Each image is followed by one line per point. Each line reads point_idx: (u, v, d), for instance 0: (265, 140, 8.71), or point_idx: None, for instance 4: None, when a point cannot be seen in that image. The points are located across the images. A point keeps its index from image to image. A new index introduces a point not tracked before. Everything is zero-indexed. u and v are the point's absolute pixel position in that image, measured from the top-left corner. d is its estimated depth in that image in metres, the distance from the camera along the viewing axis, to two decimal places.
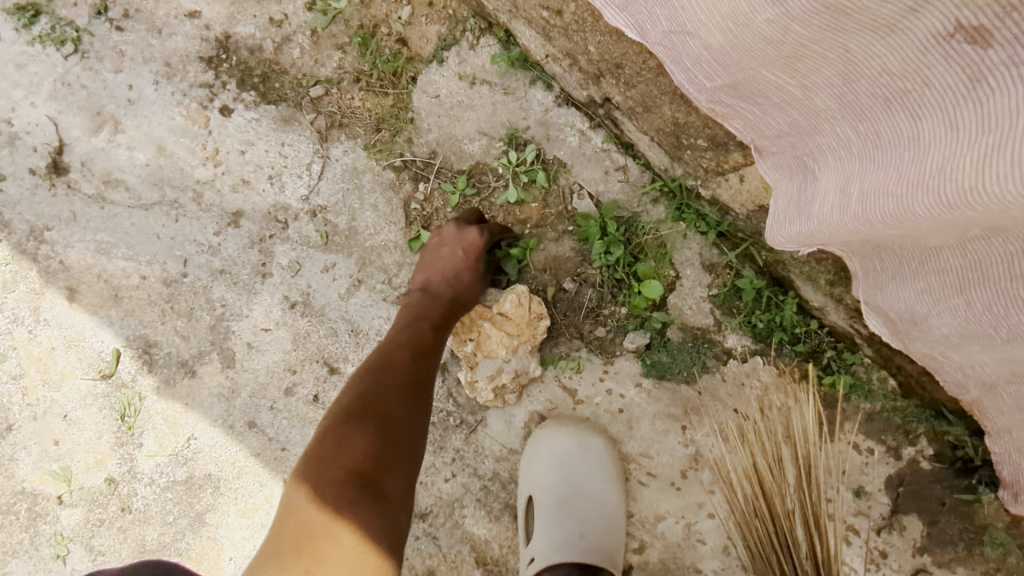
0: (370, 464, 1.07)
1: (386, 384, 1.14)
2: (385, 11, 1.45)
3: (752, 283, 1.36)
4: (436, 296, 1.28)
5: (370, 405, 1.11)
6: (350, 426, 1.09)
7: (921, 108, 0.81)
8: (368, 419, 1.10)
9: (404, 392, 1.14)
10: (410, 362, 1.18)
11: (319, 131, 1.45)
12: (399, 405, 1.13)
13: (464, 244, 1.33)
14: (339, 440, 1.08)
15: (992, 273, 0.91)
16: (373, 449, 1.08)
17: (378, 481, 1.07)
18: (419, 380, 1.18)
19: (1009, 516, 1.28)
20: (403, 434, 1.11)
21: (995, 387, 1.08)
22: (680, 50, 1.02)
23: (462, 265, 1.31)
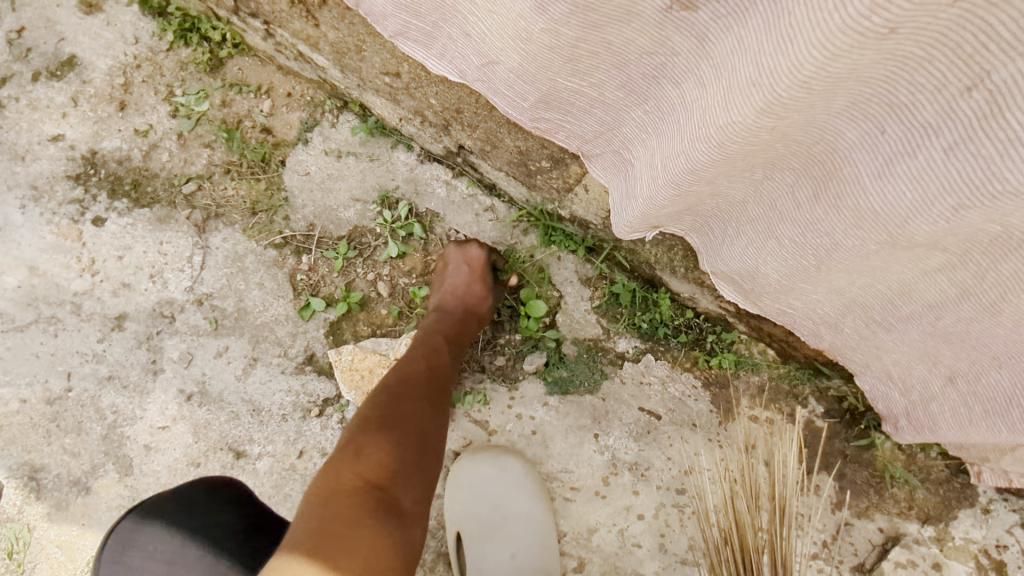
0: (393, 468, 1.03)
1: (404, 394, 1.14)
2: (247, 107, 1.54)
3: (626, 287, 1.47)
4: (453, 313, 1.37)
5: (393, 411, 1.11)
6: (371, 432, 1.06)
7: (678, 75, 0.87)
8: (393, 424, 1.08)
9: (426, 399, 1.16)
10: (432, 372, 1.22)
11: (196, 225, 1.49)
12: (424, 409, 1.14)
13: (468, 259, 1.41)
14: (359, 450, 1.04)
15: (784, 208, 0.97)
16: (395, 454, 1.05)
17: (399, 491, 1.02)
18: (438, 390, 1.20)
19: (904, 454, 1.45)
20: (426, 440, 1.10)
21: (839, 326, 1.18)
22: (493, 77, 1.07)
23: (470, 279, 1.40)
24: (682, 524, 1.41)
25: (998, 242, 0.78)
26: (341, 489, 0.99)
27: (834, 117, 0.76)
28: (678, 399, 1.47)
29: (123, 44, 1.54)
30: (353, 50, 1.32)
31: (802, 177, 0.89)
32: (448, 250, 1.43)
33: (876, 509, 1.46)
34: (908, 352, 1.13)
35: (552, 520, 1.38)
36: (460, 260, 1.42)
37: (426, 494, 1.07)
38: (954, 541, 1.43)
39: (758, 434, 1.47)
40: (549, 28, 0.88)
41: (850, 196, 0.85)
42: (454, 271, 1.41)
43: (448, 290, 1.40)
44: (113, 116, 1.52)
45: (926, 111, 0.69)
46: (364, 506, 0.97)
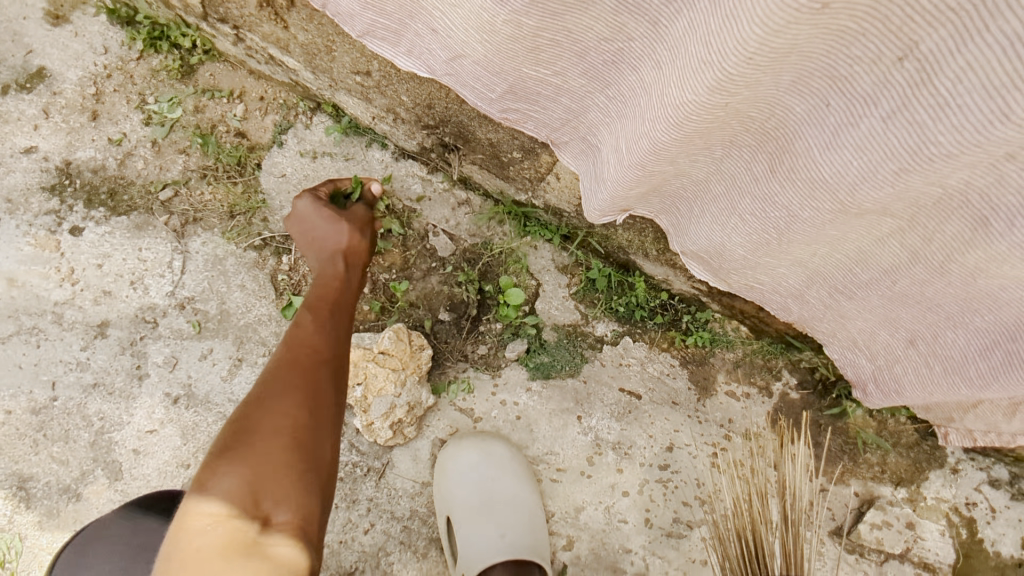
0: (255, 478, 0.88)
1: (261, 407, 0.95)
2: (220, 112, 1.56)
3: (602, 272, 1.52)
4: (327, 286, 1.18)
5: (249, 420, 0.94)
6: (221, 456, 0.90)
7: (636, 59, 0.92)
8: (247, 436, 0.92)
9: (289, 390, 0.98)
10: (297, 361, 1.03)
11: (175, 230, 1.50)
12: (282, 410, 0.95)
13: (315, 212, 1.26)
14: (208, 479, 0.88)
15: (743, 183, 1.02)
16: (255, 462, 0.90)
17: (268, 503, 0.87)
18: (309, 376, 1.01)
19: (875, 421, 1.51)
20: (289, 439, 0.92)
21: (805, 297, 1.23)
22: (461, 71, 1.11)
23: (331, 244, 1.23)
24: (666, 498, 1.45)
25: (940, 205, 0.84)
26: (193, 533, 0.83)
27: (782, 92, 0.81)
28: (657, 378, 1.52)
29: (93, 54, 1.55)
30: (323, 51, 1.34)
31: (758, 153, 0.95)
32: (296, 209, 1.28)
33: (851, 475, 1.51)
34: (871, 319, 1.19)
35: (540, 501, 1.42)
36: (315, 211, 1.26)
37: (307, 502, 0.90)
38: (925, 501, 1.49)
39: (735, 408, 1.52)
40: (511, 19, 0.92)
41: (803, 168, 0.90)
42: (322, 224, 1.25)
43: (317, 256, 1.24)
44: (86, 125, 1.53)
45: (864, 82, 0.74)
46: (223, 534, 0.83)
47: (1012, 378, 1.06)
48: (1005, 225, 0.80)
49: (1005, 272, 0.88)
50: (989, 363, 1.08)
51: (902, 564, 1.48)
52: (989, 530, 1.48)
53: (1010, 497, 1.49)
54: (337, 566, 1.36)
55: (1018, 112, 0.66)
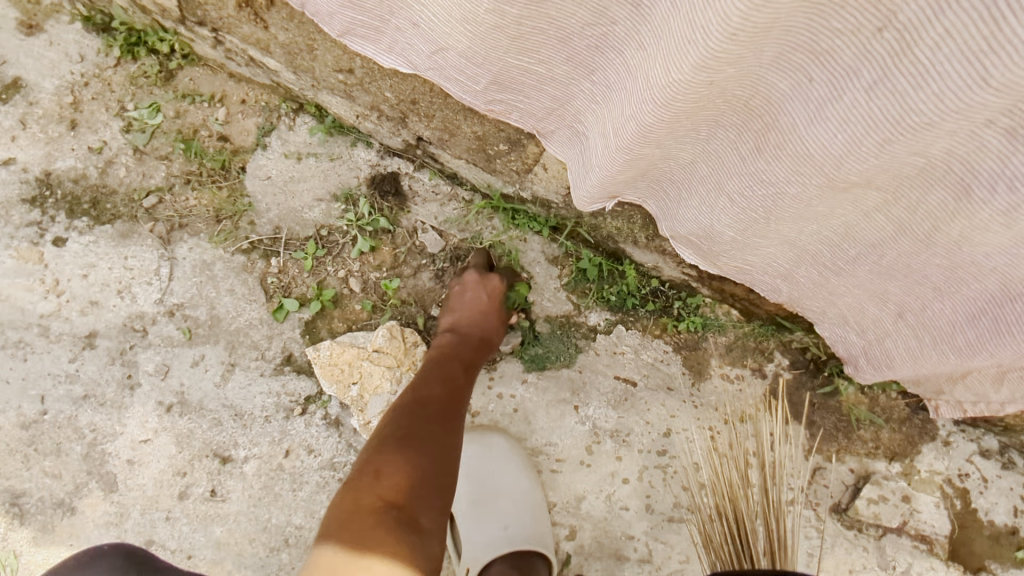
0: (411, 488, 1.03)
1: (423, 415, 1.16)
2: (201, 116, 1.54)
3: (592, 261, 1.51)
4: (468, 337, 1.38)
5: (409, 430, 1.12)
6: (390, 451, 1.07)
7: (620, 43, 0.93)
8: (413, 447, 1.09)
9: (443, 425, 1.17)
10: (434, 404, 1.19)
11: (160, 237, 1.49)
12: (435, 440, 1.13)
13: (489, 289, 1.44)
14: (379, 469, 1.05)
15: (730, 163, 1.04)
16: (416, 472, 1.06)
17: (417, 510, 1.02)
18: (447, 424, 1.18)
19: (867, 397, 1.53)
20: (440, 466, 1.09)
21: (794, 275, 1.25)
22: (443, 64, 1.11)
23: (486, 306, 1.43)
24: (665, 483, 1.46)
25: (924, 174, 0.85)
26: (359, 511, 0.99)
27: (765, 69, 0.83)
28: (652, 365, 1.52)
29: (69, 63, 1.53)
30: (304, 50, 1.34)
31: (744, 132, 0.96)
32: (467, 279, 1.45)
33: (846, 452, 1.53)
34: (859, 294, 1.20)
35: (541, 491, 1.42)
36: (470, 280, 1.45)
37: (441, 525, 1.04)
38: (920, 474, 1.52)
39: (730, 391, 1.53)
40: (494, 7, 0.92)
41: (789, 144, 0.92)
42: (462, 296, 1.43)
43: (463, 313, 1.42)
44: (65, 135, 1.51)
45: (846, 55, 0.76)
46: (386, 519, 0.98)
47: (999, 344, 1.08)
48: (987, 191, 0.82)
49: (989, 239, 0.89)
50: (977, 332, 1.10)
51: (900, 538, 1.50)
52: (983, 499, 1.51)
53: (1001, 466, 1.52)
54: None
55: (996, 78, 0.67)
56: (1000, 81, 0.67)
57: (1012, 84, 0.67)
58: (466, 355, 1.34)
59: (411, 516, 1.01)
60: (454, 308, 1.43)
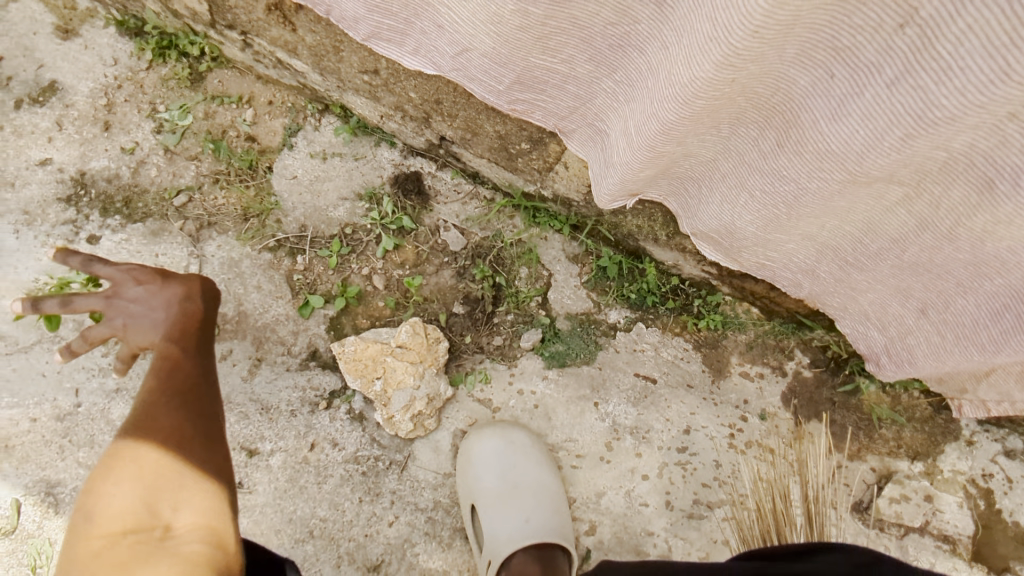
0: (149, 495, 0.82)
1: (150, 391, 0.89)
2: (230, 118, 1.58)
3: (612, 259, 1.53)
4: (200, 272, 1.06)
5: (136, 416, 0.87)
6: (116, 460, 0.84)
7: (642, 42, 0.94)
8: (143, 441, 0.85)
9: (177, 397, 0.90)
10: (150, 377, 0.91)
11: (190, 235, 1.52)
12: (176, 415, 0.88)
13: None
14: (97, 492, 0.82)
15: (752, 160, 1.04)
16: (155, 465, 0.84)
17: (167, 513, 0.83)
18: (183, 386, 0.91)
19: (888, 396, 1.52)
20: (175, 453, 0.86)
21: (815, 273, 1.25)
22: (468, 65, 1.13)
23: (196, 252, 1.08)
24: (685, 480, 1.47)
25: (946, 169, 0.86)
26: (81, 557, 0.77)
27: (786, 66, 0.84)
28: (671, 362, 1.53)
29: (103, 66, 1.58)
30: (331, 52, 1.37)
31: (765, 129, 0.97)
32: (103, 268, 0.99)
33: (868, 451, 1.53)
34: (881, 290, 1.21)
35: (562, 486, 1.44)
36: (146, 286, 0.98)
37: (210, 506, 0.85)
38: (942, 474, 1.51)
39: (749, 389, 1.54)
40: (519, 8, 0.94)
41: (810, 141, 0.92)
42: (106, 279, 0.98)
43: (182, 255, 1.13)
44: (99, 136, 1.55)
45: (867, 51, 0.76)
46: (128, 546, 0.78)
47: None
48: (1010, 186, 0.82)
49: (1012, 234, 0.90)
50: (1000, 328, 1.10)
51: (923, 538, 1.49)
52: (1007, 500, 1.49)
53: None
54: (365, 559, 1.38)
55: (1018, 71, 0.68)
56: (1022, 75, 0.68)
57: None
58: (195, 334, 0.96)
59: (161, 522, 0.82)
60: (112, 309, 0.97)
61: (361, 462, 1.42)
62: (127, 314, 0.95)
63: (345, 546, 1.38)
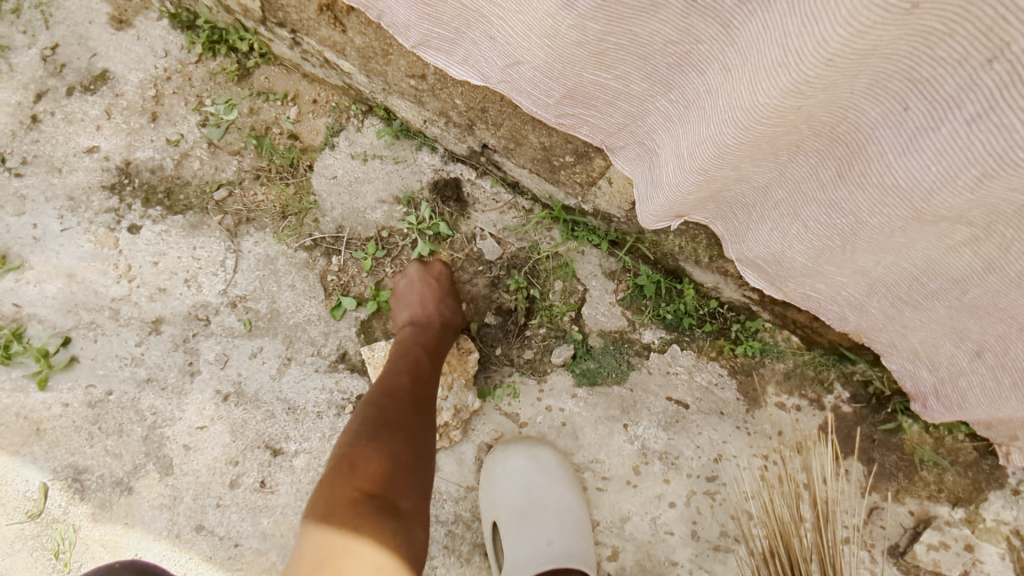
0: (382, 484, 1.03)
1: (393, 406, 1.15)
2: (274, 114, 1.59)
3: (650, 278, 1.50)
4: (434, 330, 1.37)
5: (385, 418, 1.12)
6: (363, 442, 1.07)
7: (703, 62, 0.90)
8: (384, 435, 1.09)
9: (408, 419, 1.13)
10: (399, 398, 1.17)
11: (228, 230, 1.53)
12: (395, 436, 1.10)
13: (433, 275, 1.46)
14: (353, 461, 1.05)
15: (809, 190, 1.00)
16: (383, 471, 1.04)
17: (396, 498, 1.04)
18: (423, 404, 1.19)
19: (931, 437, 1.46)
20: (401, 467, 1.06)
21: (864, 307, 1.21)
22: (517, 78, 1.11)
23: (436, 295, 1.43)
24: (713, 510, 1.42)
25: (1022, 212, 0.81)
26: (341, 500, 1.00)
27: (858, 95, 0.80)
28: (705, 388, 1.49)
29: (153, 57, 1.59)
30: (379, 54, 1.36)
31: (826, 158, 0.93)
32: (409, 271, 1.47)
33: (906, 493, 1.47)
34: (935, 329, 1.16)
35: (586, 508, 1.40)
36: (424, 286, 1.44)
37: (422, 507, 1.07)
38: (985, 523, 1.44)
39: (784, 420, 1.49)
40: (576, 23, 0.91)
41: (875, 173, 0.88)
42: (410, 283, 1.45)
43: (420, 305, 1.41)
44: (146, 127, 1.56)
45: (949, 85, 0.72)
46: (366, 509, 1.00)
47: None
48: None
49: None
50: None
51: None
52: None
53: None
54: None
55: None
56: None
57: None
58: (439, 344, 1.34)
59: (393, 502, 1.03)
60: (407, 302, 1.43)
61: None
62: (406, 317, 1.41)
63: None
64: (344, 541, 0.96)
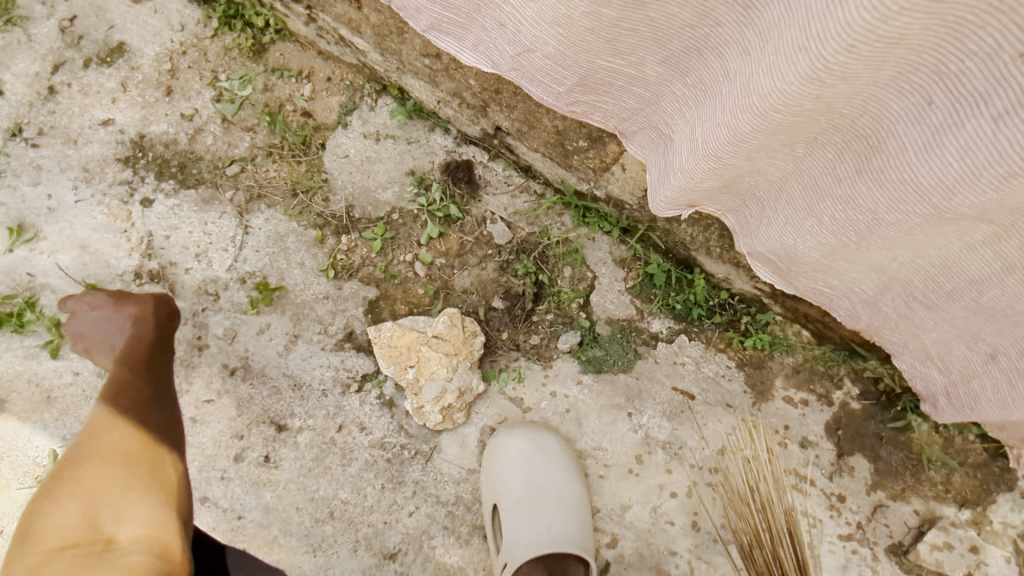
0: (93, 518, 0.99)
1: (132, 378, 1.14)
2: (288, 91, 1.59)
3: (661, 267, 1.48)
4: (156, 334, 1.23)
5: (139, 392, 1.13)
6: (110, 427, 1.07)
7: (722, 47, 0.87)
8: (126, 411, 1.09)
9: (148, 383, 1.16)
10: (124, 392, 1.12)
11: (239, 206, 1.54)
12: (138, 412, 1.10)
13: (115, 303, 1.24)
14: (83, 453, 1.05)
15: (825, 183, 0.97)
16: (127, 450, 1.06)
17: (146, 472, 1.06)
18: (155, 382, 1.17)
19: (941, 438, 1.45)
20: (112, 488, 1.01)
21: (876, 304, 1.19)
22: (527, 66, 1.09)
23: (119, 319, 1.22)
24: (715, 502, 1.42)
25: None
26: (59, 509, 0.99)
27: (881, 88, 0.77)
28: (712, 379, 1.48)
29: (170, 31, 1.59)
30: (394, 33, 1.35)
31: (844, 152, 0.90)
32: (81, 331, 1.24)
33: (912, 492, 1.45)
34: (948, 330, 1.14)
35: (587, 495, 1.40)
36: (109, 309, 1.24)
37: (154, 521, 1.01)
38: (990, 525, 1.43)
39: (791, 415, 1.48)
40: (591, 10, 0.89)
41: (894, 170, 0.85)
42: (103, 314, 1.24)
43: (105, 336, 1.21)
44: (160, 100, 1.57)
45: (975, 79, 0.70)
46: (69, 557, 0.95)
47: None
48: None
49: None
50: None
51: None
52: None
53: None
54: (382, 545, 1.38)
55: None
56: None
57: None
58: (148, 354, 1.19)
59: (104, 535, 0.98)
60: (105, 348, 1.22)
61: (387, 449, 1.41)
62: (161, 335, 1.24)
63: (363, 532, 1.39)
64: (88, 535, 0.98)
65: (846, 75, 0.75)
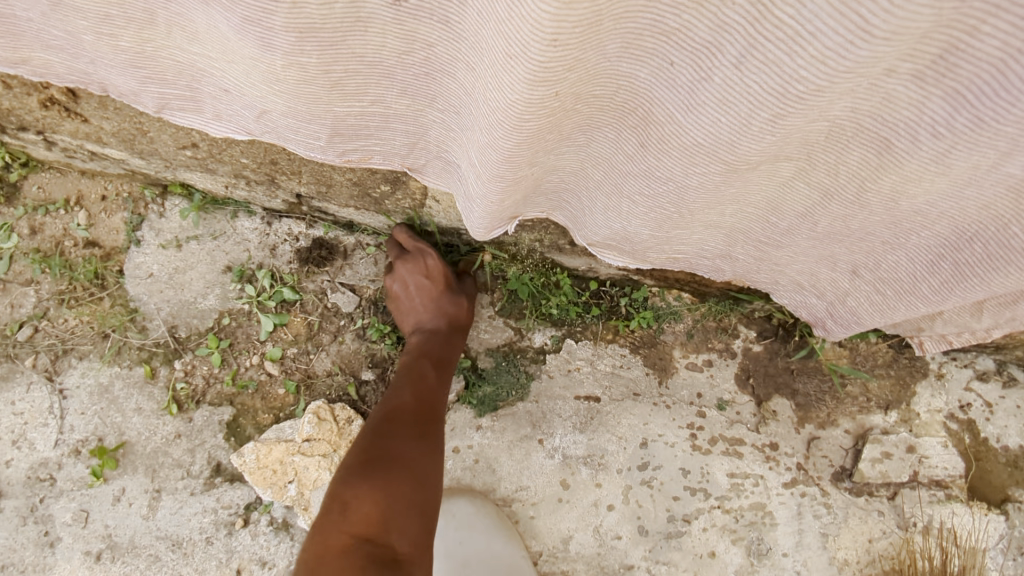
0: None
1: (409, 417, 1.11)
2: (61, 226, 1.37)
3: (521, 279, 1.38)
4: (422, 380, 1.19)
5: (411, 425, 1.10)
6: (357, 482, 0.98)
7: (447, 65, 0.75)
8: (386, 456, 1.03)
9: (422, 433, 1.10)
10: (413, 450, 1.06)
11: (46, 371, 1.33)
12: (407, 458, 1.04)
13: (424, 270, 1.29)
14: (343, 504, 0.95)
15: (621, 163, 0.88)
16: (379, 507, 0.96)
17: (394, 535, 0.95)
18: (431, 413, 1.15)
19: (848, 350, 1.41)
20: None
21: (731, 254, 1.13)
22: (275, 126, 0.94)
23: (437, 302, 1.28)
24: (653, 498, 1.34)
25: (833, 138, 0.73)
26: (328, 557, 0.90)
27: (615, 64, 0.67)
28: (611, 374, 1.40)
29: None
30: (138, 135, 1.16)
31: (622, 130, 0.81)
32: (395, 271, 1.30)
33: (839, 414, 1.41)
34: (806, 260, 1.08)
35: (519, 545, 1.32)
36: (434, 286, 1.28)
37: None
38: (919, 417, 1.41)
39: (700, 380, 1.41)
40: (289, 63, 0.74)
41: (672, 136, 0.77)
42: (412, 275, 1.29)
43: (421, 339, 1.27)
44: None
45: (700, 31, 0.60)
46: None
47: (968, 288, 0.96)
48: (909, 143, 0.70)
49: (925, 190, 0.78)
50: (941, 279, 0.98)
51: (914, 490, 1.38)
52: (991, 426, 1.42)
53: (1002, 386, 1.43)
54: None
55: (879, 26, 0.54)
56: (886, 28, 0.54)
57: (902, 26, 0.54)
58: (437, 375, 1.21)
59: None
60: (407, 308, 1.31)
61: None
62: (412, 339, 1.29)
63: None
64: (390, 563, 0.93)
65: (631, 43, 0.63)
